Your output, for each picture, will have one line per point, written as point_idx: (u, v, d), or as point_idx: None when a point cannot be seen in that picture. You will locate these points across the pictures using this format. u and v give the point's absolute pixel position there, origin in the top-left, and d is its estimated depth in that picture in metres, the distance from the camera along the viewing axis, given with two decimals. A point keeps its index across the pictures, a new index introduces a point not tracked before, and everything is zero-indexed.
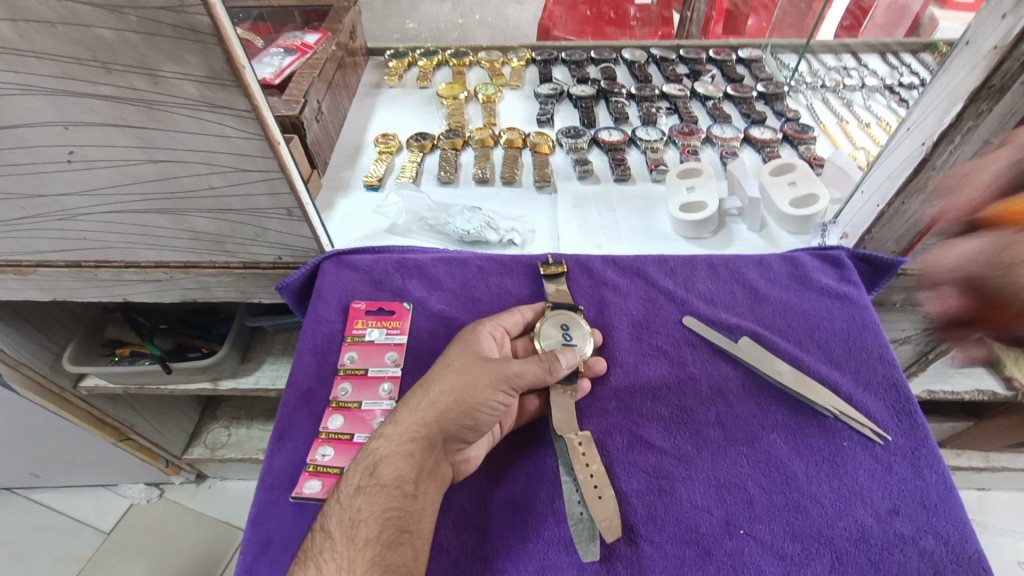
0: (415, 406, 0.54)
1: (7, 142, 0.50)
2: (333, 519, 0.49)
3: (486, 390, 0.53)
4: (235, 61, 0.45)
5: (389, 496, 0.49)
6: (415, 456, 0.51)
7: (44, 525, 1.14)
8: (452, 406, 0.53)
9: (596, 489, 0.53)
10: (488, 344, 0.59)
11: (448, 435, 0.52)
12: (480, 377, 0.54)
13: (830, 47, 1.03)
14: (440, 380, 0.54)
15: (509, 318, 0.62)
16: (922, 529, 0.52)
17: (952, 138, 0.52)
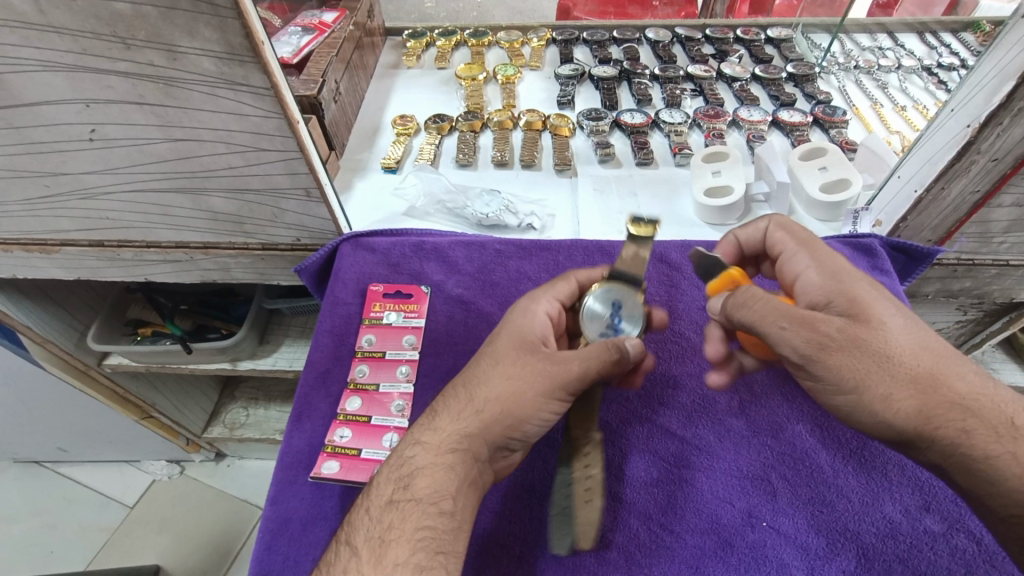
0: (456, 412, 0.48)
1: (32, 119, 0.50)
2: (360, 533, 0.44)
3: (537, 402, 0.47)
4: (253, 36, 0.44)
5: (424, 513, 0.44)
6: (453, 468, 0.46)
7: (72, 498, 1.18)
8: (503, 413, 0.47)
9: None
10: (542, 333, 0.52)
11: (494, 445, 0.48)
12: (536, 381, 0.48)
13: (864, 26, 1.01)
14: (484, 383, 0.49)
15: (564, 291, 0.55)
16: (955, 526, 0.51)
17: (1000, 120, 0.50)
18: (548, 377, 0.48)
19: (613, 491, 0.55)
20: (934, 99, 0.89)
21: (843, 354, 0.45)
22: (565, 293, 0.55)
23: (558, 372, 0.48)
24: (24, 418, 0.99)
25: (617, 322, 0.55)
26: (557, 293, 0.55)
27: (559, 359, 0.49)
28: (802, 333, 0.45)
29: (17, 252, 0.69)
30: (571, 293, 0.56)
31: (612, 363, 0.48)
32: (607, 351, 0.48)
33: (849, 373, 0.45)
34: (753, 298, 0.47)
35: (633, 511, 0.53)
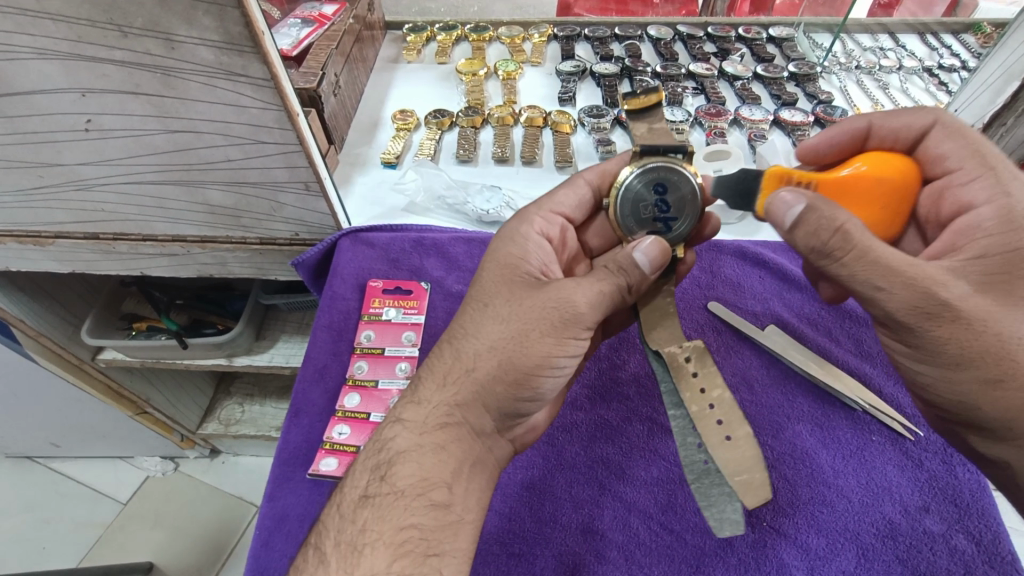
0: (439, 382, 0.46)
1: (27, 108, 0.50)
2: (329, 539, 0.43)
3: (533, 346, 0.45)
4: (253, 26, 0.43)
5: (407, 508, 0.42)
6: (440, 452, 0.44)
7: (64, 493, 1.17)
8: (502, 365, 0.45)
9: (721, 428, 0.45)
10: (534, 260, 0.51)
11: (497, 403, 0.46)
12: (533, 323, 0.45)
13: (865, 26, 1.01)
14: (470, 344, 0.46)
15: (564, 204, 0.56)
16: (953, 527, 0.52)
17: (1004, 121, 0.50)
18: (549, 313, 0.45)
19: (613, 490, 0.56)
20: (935, 100, 0.89)
21: (946, 323, 0.41)
22: (567, 204, 0.56)
23: (557, 310, 0.45)
24: (16, 412, 0.98)
25: (660, 205, 0.50)
26: (558, 205, 0.56)
27: (550, 295, 0.46)
28: (906, 297, 0.41)
29: (11, 244, 0.68)
30: (579, 200, 0.57)
31: (625, 284, 0.46)
32: (616, 271, 0.46)
33: (954, 346, 0.42)
34: (826, 226, 0.40)
35: (633, 509, 0.54)
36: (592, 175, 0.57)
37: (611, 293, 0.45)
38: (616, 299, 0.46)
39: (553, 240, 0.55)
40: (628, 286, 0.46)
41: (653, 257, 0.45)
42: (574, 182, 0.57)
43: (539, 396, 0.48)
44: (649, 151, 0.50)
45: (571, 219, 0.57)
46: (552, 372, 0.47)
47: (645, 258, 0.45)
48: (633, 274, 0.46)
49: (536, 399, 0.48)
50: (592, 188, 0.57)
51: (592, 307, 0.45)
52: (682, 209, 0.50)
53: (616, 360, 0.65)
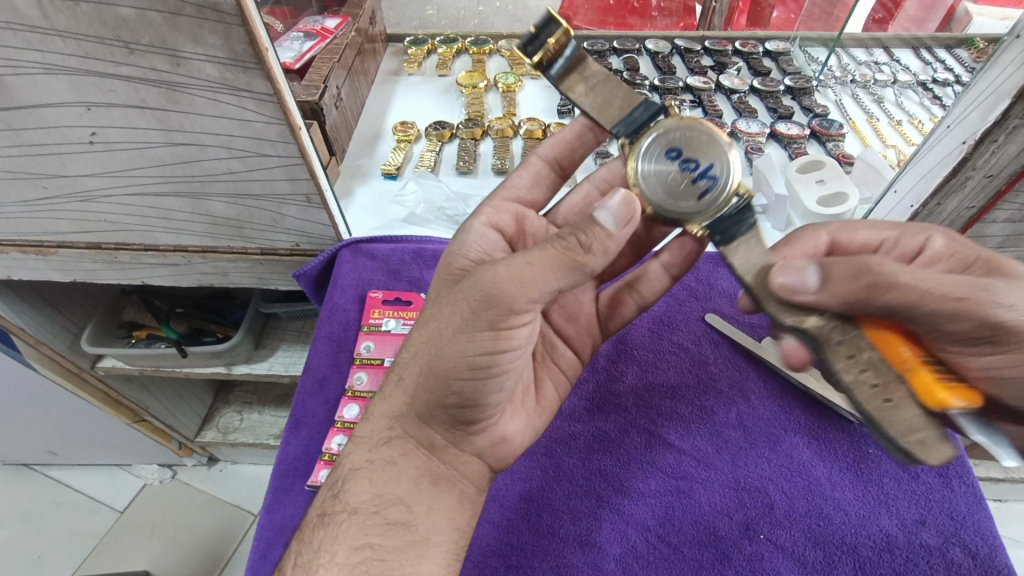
0: (386, 398, 0.49)
1: (34, 121, 0.50)
2: (291, 561, 0.44)
3: (453, 338, 0.43)
4: (257, 43, 0.44)
5: (357, 523, 0.44)
6: (388, 467, 0.46)
7: (61, 501, 1.16)
8: (423, 369, 0.45)
9: (879, 390, 0.40)
10: (474, 251, 0.52)
11: (428, 409, 0.46)
12: (447, 321, 0.44)
13: (860, 40, 1.02)
14: (405, 353, 0.48)
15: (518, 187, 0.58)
16: (950, 540, 0.53)
17: (996, 137, 0.50)
18: (461, 306, 0.43)
19: (612, 503, 0.56)
20: (929, 114, 0.90)
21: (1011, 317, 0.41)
22: (523, 187, 0.58)
23: (469, 302, 0.43)
24: (14, 420, 0.98)
25: (684, 165, 0.49)
26: (515, 190, 0.58)
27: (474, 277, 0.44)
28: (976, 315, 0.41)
29: (13, 254, 0.68)
30: (537, 177, 0.58)
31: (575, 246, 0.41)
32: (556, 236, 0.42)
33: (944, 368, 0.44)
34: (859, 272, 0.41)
35: (631, 522, 0.55)
36: (544, 150, 0.58)
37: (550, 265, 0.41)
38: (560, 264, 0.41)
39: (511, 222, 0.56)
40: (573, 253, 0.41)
41: (614, 211, 0.41)
42: (526, 164, 0.59)
43: (470, 403, 0.46)
44: (633, 126, 0.51)
45: (533, 200, 0.59)
46: (475, 376, 0.44)
47: (609, 218, 0.41)
48: (592, 231, 0.41)
49: (469, 406, 0.46)
50: (546, 163, 0.58)
51: (512, 287, 0.41)
52: (713, 156, 0.48)
53: (614, 372, 0.65)
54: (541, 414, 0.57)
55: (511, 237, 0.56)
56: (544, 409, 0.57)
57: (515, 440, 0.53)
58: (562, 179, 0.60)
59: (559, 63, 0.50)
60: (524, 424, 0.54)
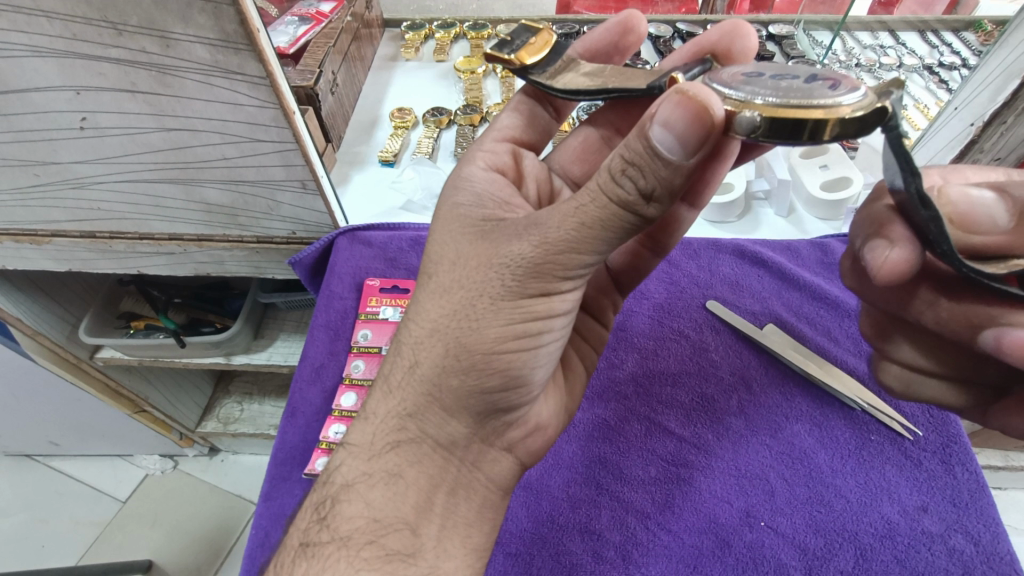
0: (391, 388, 0.46)
1: (22, 106, 0.49)
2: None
3: (491, 312, 0.41)
4: (248, 23, 0.43)
5: (350, 552, 0.41)
6: (393, 481, 0.43)
7: (63, 492, 1.17)
8: (450, 348, 0.42)
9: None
10: (482, 200, 0.45)
11: (457, 395, 0.43)
12: (481, 288, 0.41)
13: (865, 24, 1.00)
14: (416, 331, 0.44)
15: (509, 128, 0.53)
16: (952, 527, 0.53)
17: (1004, 118, 0.50)
18: (501, 271, 0.40)
19: (611, 490, 0.56)
20: (935, 97, 0.89)
21: None
22: (513, 127, 0.53)
23: (513, 266, 0.40)
24: (13, 411, 0.98)
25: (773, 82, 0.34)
26: (505, 132, 0.52)
27: (510, 232, 0.40)
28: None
29: (8, 243, 0.68)
30: (530, 113, 0.53)
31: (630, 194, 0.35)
32: (605, 182, 0.35)
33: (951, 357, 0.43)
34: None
35: (631, 510, 0.55)
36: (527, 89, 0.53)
37: (608, 220, 0.36)
38: (610, 216, 0.36)
39: (510, 161, 0.50)
40: (627, 207, 0.35)
41: (680, 131, 0.32)
42: (512, 101, 0.53)
43: (511, 383, 0.44)
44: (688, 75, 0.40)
45: (526, 142, 0.54)
46: (518, 348, 0.42)
47: (675, 142, 0.32)
48: (652, 169, 0.33)
49: (510, 387, 0.44)
50: (536, 100, 0.53)
51: (564, 245, 0.38)
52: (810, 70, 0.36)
53: (614, 360, 0.64)
54: (569, 391, 0.55)
55: (513, 179, 0.50)
56: (575, 390, 0.56)
57: (548, 421, 0.51)
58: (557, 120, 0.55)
59: (543, 63, 0.46)
60: (557, 405, 0.53)
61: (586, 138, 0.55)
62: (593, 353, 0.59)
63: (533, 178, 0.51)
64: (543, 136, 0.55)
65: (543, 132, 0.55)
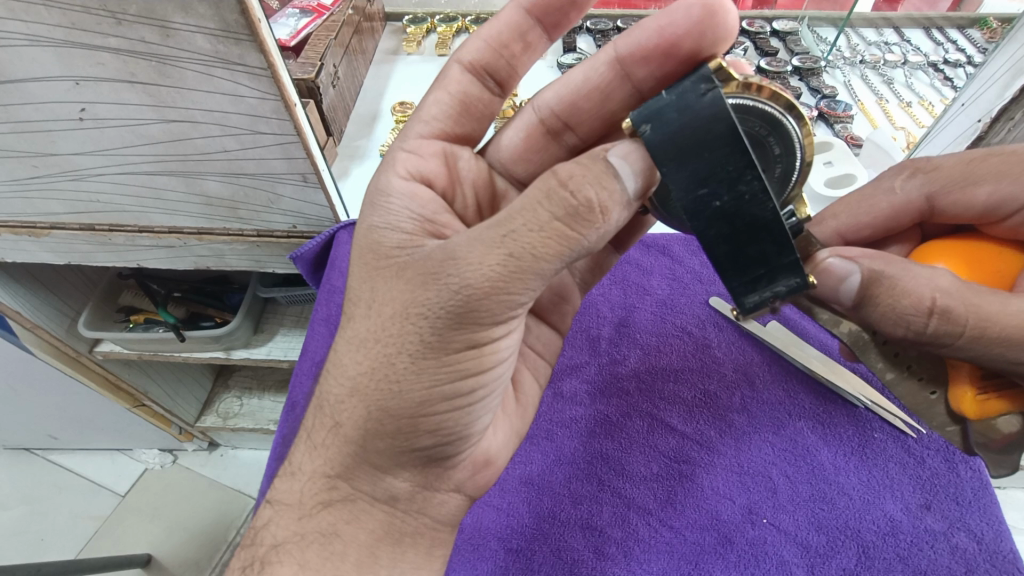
0: (321, 439, 0.44)
1: (21, 96, 0.49)
2: None
3: (406, 370, 0.39)
4: (249, 13, 0.42)
5: None
6: (329, 540, 0.43)
7: (62, 485, 1.17)
8: (371, 409, 0.40)
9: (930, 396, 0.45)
10: (400, 220, 0.44)
11: (390, 452, 0.42)
12: (398, 343, 0.39)
13: (870, 20, 1.00)
14: (336, 389, 0.42)
15: (440, 115, 0.50)
16: (954, 525, 0.52)
17: (1012, 115, 0.50)
18: (420, 323, 0.38)
19: (613, 486, 0.56)
20: (940, 95, 0.88)
21: None
22: (442, 117, 0.50)
23: (429, 317, 0.37)
24: (12, 405, 0.98)
25: None
26: (434, 124, 0.50)
27: (420, 280, 0.38)
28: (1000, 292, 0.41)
29: (6, 235, 0.67)
30: (460, 95, 0.50)
31: (569, 229, 0.34)
32: (553, 193, 0.34)
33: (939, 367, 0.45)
34: (900, 313, 0.40)
35: (631, 505, 0.55)
36: (462, 55, 0.49)
37: (536, 254, 0.34)
38: (535, 254, 0.34)
39: (437, 165, 0.48)
40: (574, 224, 0.34)
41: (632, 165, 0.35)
42: (446, 79, 0.49)
43: (445, 441, 0.43)
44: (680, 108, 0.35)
45: (460, 133, 0.51)
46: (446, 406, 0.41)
47: (627, 174, 0.34)
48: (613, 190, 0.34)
49: (444, 443, 0.43)
50: (470, 74, 0.49)
51: (483, 294, 0.35)
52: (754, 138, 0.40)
53: (615, 356, 0.64)
54: (523, 414, 0.55)
55: (443, 189, 0.48)
56: (525, 409, 0.55)
57: (496, 454, 0.51)
58: (498, 93, 0.51)
59: None
60: (508, 430, 0.53)
61: (528, 129, 0.53)
62: (548, 366, 0.59)
63: (466, 187, 0.50)
64: (480, 122, 0.52)
65: (478, 120, 0.52)
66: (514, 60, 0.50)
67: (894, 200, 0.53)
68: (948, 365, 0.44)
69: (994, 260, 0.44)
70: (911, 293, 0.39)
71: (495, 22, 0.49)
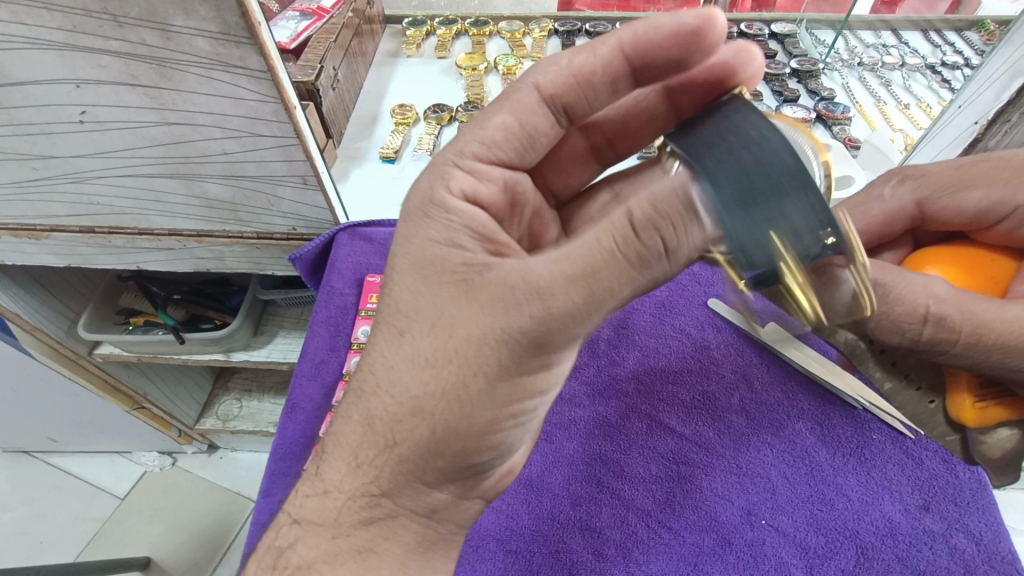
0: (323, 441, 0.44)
1: (22, 99, 0.49)
2: None
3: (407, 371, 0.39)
4: (250, 16, 0.42)
5: None
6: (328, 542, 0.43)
7: (62, 487, 1.17)
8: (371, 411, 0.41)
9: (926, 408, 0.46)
10: (459, 237, 0.41)
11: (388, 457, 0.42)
12: (474, 366, 0.38)
13: (867, 22, 1.00)
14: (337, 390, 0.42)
15: (502, 142, 0.45)
16: (953, 526, 0.52)
17: (1009, 116, 0.50)
18: (497, 346, 0.37)
19: (611, 487, 0.56)
20: (937, 97, 0.89)
21: None
22: (502, 144, 0.45)
23: (510, 343, 0.37)
24: (12, 407, 0.98)
25: None
26: (492, 149, 0.45)
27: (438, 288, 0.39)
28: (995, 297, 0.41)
29: (7, 237, 0.67)
30: (528, 123, 0.45)
31: (632, 260, 0.34)
32: (626, 238, 0.34)
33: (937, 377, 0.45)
34: (895, 323, 0.40)
35: (631, 507, 0.55)
36: (541, 79, 0.44)
37: (602, 280, 0.35)
38: (608, 287, 0.35)
39: (494, 192, 0.45)
40: (639, 261, 0.34)
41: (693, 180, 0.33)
42: (518, 102, 0.45)
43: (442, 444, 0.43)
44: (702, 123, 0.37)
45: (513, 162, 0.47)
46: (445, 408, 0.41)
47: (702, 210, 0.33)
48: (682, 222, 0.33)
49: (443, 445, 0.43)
50: (544, 103, 0.45)
51: (567, 326, 0.36)
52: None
53: (614, 358, 0.64)
54: None
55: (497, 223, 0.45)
56: None
57: None
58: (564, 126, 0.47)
59: None
60: None
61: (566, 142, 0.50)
62: None
63: (520, 216, 0.49)
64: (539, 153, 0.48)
65: (536, 149, 0.47)
66: (593, 100, 0.46)
67: (889, 206, 0.51)
68: (945, 373, 0.43)
69: (989, 267, 0.45)
70: (904, 302, 0.39)
71: (586, 52, 0.45)
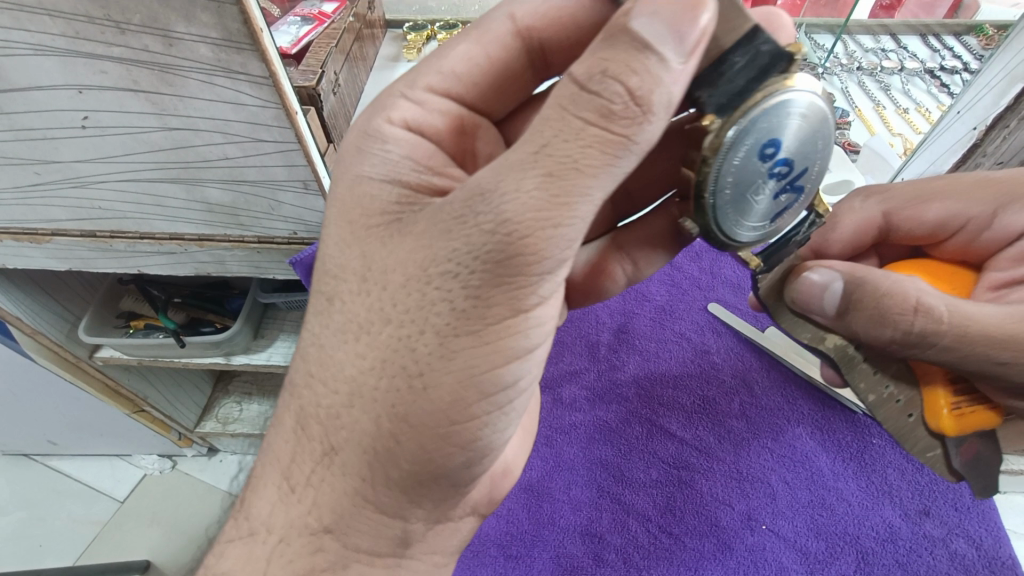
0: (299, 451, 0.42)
1: (24, 104, 0.49)
2: None
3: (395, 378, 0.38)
4: (252, 22, 0.43)
5: None
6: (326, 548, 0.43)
7: (62, 491, 1.17)
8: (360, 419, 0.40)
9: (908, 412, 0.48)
10: (402, 170, 0.42)
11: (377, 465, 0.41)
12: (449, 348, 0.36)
13: (866, 27, 1.00)
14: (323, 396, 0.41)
15: (459, 71, 0.47)
16: (953, 531, 0.57)
17: (1008, 122, 0.50)
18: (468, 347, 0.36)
19: (616, 493, 0.62)
20: (936, 101, 0.89)
21: None
22: (461, 73, 0.48)
23: (460, 273, 0.34)
24: (13, 410, 0.98)
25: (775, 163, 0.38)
26: (448, 76, 0.47)
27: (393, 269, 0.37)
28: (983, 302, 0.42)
29: (8, 241, 0.67)
30: (495, 56, 0.48)
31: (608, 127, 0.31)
32: (575, 97, 0.31)
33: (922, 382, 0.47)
34: (885, 313, 0.43)
35: (632, 512, 0.61)
36: (518, 12, 0.47)
37: (572, 163, 0.31)
38: (571, 161, 0.31)
39: (445, 126, 0.47)
40: (609, 122, 0.30)
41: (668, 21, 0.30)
42: (487, 30, 0.47)
43: None
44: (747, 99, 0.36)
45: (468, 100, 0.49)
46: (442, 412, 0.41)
47: (671, 48, 0.30)
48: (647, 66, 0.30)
49: None
50: (517, 35, 0.47)
51: (517, 219, 0.31)
52: (808, 159, 0.39)
53: (616, 363, 0.69)
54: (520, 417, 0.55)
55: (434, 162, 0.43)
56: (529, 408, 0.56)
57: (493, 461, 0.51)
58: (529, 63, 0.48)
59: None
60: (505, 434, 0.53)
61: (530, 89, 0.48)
62: None
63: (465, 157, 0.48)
64: (499, 91, 0.49)
65: (495, 85, 0.49)
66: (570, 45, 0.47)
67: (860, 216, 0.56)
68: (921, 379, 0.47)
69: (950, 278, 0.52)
70: (893, 293, 0.42)
71: None
